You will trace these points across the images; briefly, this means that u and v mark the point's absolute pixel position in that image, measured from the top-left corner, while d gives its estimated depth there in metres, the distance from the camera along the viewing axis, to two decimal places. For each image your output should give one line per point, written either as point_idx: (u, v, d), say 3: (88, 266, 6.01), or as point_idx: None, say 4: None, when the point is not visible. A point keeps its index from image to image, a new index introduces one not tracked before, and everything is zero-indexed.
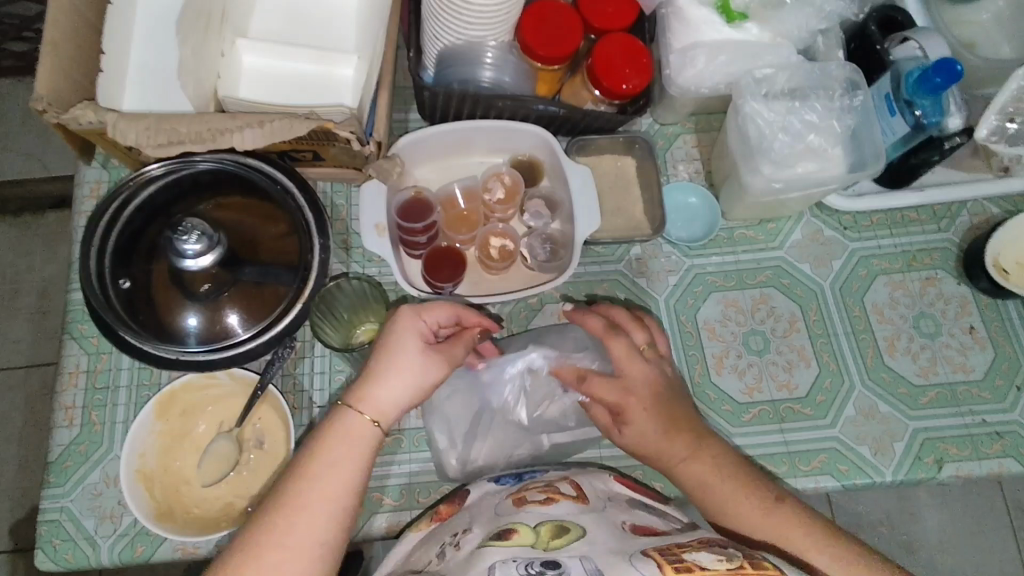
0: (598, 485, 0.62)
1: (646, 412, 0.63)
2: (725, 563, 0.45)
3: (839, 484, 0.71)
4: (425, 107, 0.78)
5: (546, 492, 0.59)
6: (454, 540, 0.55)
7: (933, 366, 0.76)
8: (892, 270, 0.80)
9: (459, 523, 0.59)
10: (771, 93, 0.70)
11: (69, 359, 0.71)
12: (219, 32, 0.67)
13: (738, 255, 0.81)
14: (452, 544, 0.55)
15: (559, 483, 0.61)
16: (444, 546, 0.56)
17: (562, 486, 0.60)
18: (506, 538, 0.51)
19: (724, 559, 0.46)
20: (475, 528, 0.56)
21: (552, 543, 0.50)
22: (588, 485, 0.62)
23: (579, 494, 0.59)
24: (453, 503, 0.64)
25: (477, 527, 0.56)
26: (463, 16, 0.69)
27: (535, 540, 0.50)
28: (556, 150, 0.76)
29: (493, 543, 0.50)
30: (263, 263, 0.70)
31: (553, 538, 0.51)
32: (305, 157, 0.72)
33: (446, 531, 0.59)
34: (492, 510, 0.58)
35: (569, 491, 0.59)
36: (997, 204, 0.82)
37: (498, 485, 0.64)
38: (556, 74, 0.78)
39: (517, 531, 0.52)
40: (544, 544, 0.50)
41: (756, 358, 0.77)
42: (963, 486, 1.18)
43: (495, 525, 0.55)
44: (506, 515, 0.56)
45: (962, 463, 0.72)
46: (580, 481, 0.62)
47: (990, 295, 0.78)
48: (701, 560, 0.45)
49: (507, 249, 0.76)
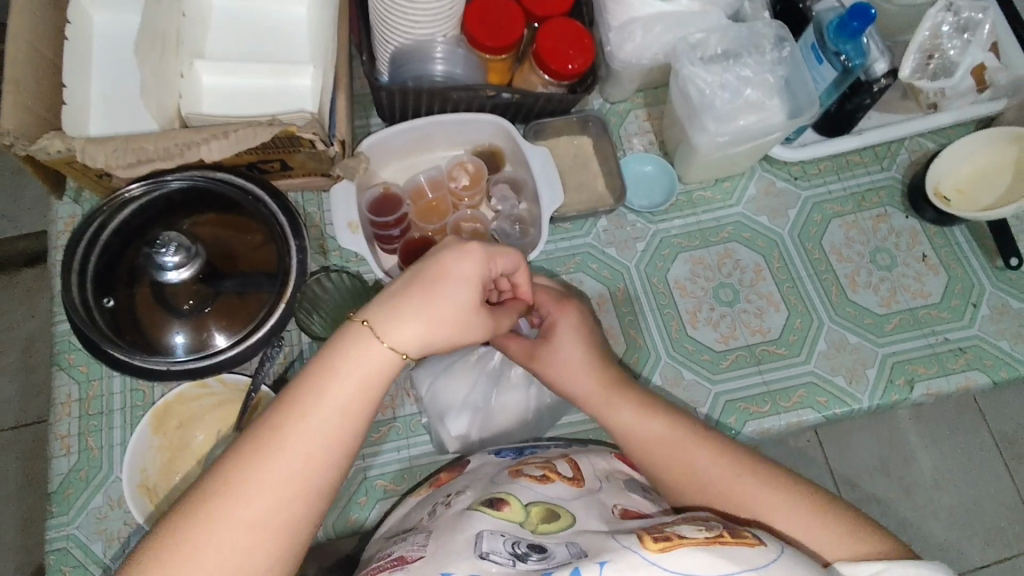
0: (597, 465, 0.62)
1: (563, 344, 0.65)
2: (703, 533, 0.47)
3: (819, 415, 0.75)
4: (384, 107, 0.81)
5: (544, 469, 0.59)
6: (447, 500, 0.58)
7: (894, 295, 0.81)
8: (844, 212, 0.85)
9: (454, 487, 0.61)
10: (706, 57, 0.75)
11: (61, 390, 0.72)
12: (176, 53, 0.69)
13: (699, 215, 0.85)
14: (444, 505, 0.57)
15: (558, 461, 0.62)
16: (436, 507, 0.58)
17: (560, 465, 0.61)
18: (497, 508, 0.53)
19: (705, 529, 0.48)
20: (467, 492, 0.58)
21: (540, 526, 0.51)
22: (587, 464, 0.62)
23: (575, 476, 0.59)
24: (453, 470, 0.67)
25: (470, 491, 0.58)
26: (410, 15, 0.73)
27: (524, 520, 0.52)
28: (514, 135, 0.79)
29: (484, 509, 0.52)
30: (244, 272, 0.72)
31: (542, 521, 0.52)
32: (273, 167, 0.74)
33: (441, 492, 0.62)
34: (488, 478, 0.60)
35: (566, 472, 0.60)
36: (931, 139, 0.88)
37: (498, 457, 0.65)
38: (504, 64, 0.82)
39: (509, 503, 0.53)
40: (533, 526, 0.52)
41: (728, 308, 0.80)
42: (947, 423, 1.23)
43: (487, 490, 0.57)
44: (501, 485, 0.57)
45: (931, 381, 0.76)
46: (579, 460, 0.62)
47: (938, 223, 0.83)
48: (681, 530, 0.48)
49: (479, 232, 0.80)
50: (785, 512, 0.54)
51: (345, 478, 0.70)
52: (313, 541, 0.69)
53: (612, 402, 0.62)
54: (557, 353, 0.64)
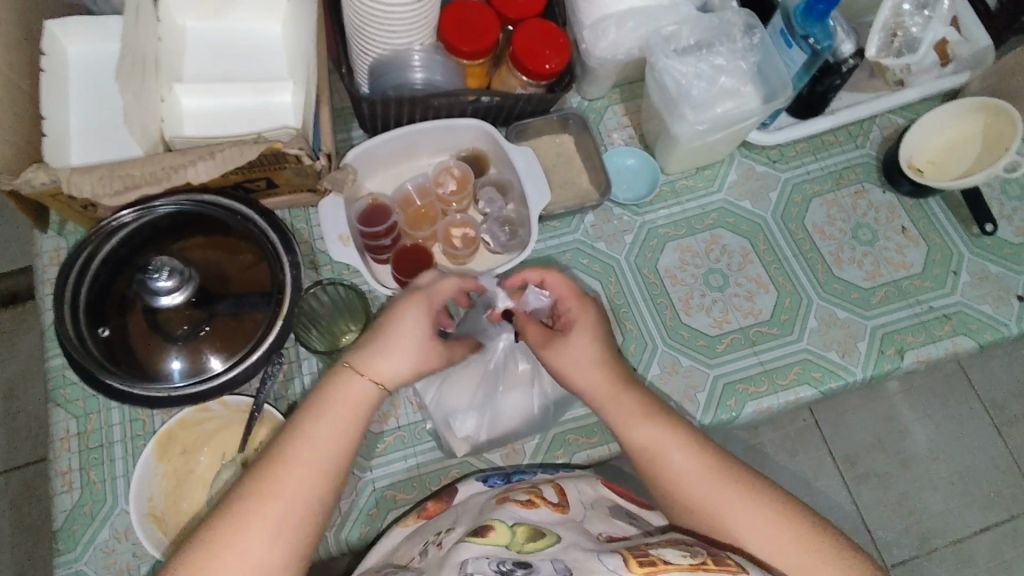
0: (583, 490, 0.64)
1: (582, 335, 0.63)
2: (688, 559, 0.49)
3: (816, 391, 0.76)
4: (366, 119, 0.82)
5: (529, 494, 0.61)
6: (437, 538, 0.58)
7: (878, 268, 0.83)
8: (824, 191, 0.87)
9: (443, 522, 0.61)
10: (680, 49, 0.77)
11: (58, 426, 0.71)
12: (155, 78, 0.70)
13: (684, 204, 0.87)
14: (435, 543, 0.57)
15: (543, 486, 0.63)
16: (428, 546, 0.58)
17: (546, 490, 0.62)
18: (483, 535, 0.53)
19: (688, 554, 0.50)
20: (457, 528, 0.58)
21: (527, 545, 0.52)
22: (573, 491, 0.63)
23: (561, 502, 0.60)
24: (441, 500, 0.67)
25: (459, 526, 0.58)
26: (386, 25, 0.73)
27: (510, 541, 0.52)
28: (496, 137, 0.80)
29: (470, 539, 0.52)
30: (237, 294, 0.71)
31: (528, 540, 0.53)
32: (259, 186, 0.74)
33: (430, 528, 0.62)
34: (476, 510, 0.61)
35: (552, 497, 0.61)
36: (901, 115, 0.90)
37: (487, 484, 0.66)
38: (482, 68, 0.83)
39: (494, 529, 0.54)
40: (518, 545, 0.51)
41: (719, 293, 0.82)
42: (936, 393, 1.26)
43: (476, 522, 0.57)
44: (488, 515, 0.58)
45: (920, 349, 0.78)
46: (564, 486, 0.64)
47: (913, 196, 0.86)
48: (665, 555, 0.49)
49: (469, 236, 0.81)
50: (772, 540, 0.55)
51: (354, 492, 0.70)
52: (326, 557, 0.69)
53: (612, 405, 0.62)
54: (567, 348, 0.62)
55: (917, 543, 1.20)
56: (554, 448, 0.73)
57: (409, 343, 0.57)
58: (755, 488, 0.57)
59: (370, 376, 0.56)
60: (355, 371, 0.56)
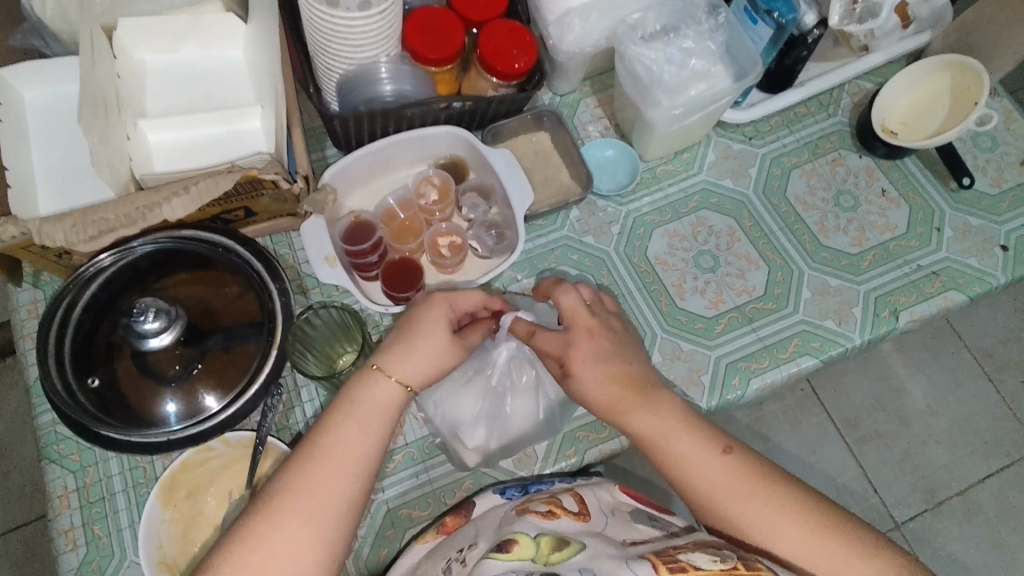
0: (600, 496, 0.63)
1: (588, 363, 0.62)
2: (718, 564, 0.49)
3: (817, 360, 0.77)
4: (339, 136, 0.80)
5: (549, 504, 0.60)
6: (460, 556, 0.58)
7: (863, 233, 0.84)
8: (802, 162, 0.88)
9: (463, 538, 0.61)
10: (647, 36, 0.77)
11: (55, 483, 0.69)
12: (118, 117, 0.68)
13: (666, 189, 0.87)
14: (459, 561, 0.57)
15: (562, 495, 0.63)
16: (451, 563, 0.58)
17: (565, 499, 0.61)
18: (507, 550, 0.53)
19: (718, 559, 0.49)
20: (480, 543, 0.58)
21: (552, 557, 0.52)
22: (592, 497, 0.63)
23: (581, 510, 0.60)
24: (459, 515, 0.66)
25: (482, 540, 0.58)
26: (349, 40, 0.72)
27: (535, 554, 0.52)
28: (472, 141, 0.79)
29: (494, 555, 0.52)
30: (227, 327, 0.69)
31: (553, 551, 0.52)
32: (237, 216, 0.73)
33: (450, 545, 0.61)
34: (496, 524, 0.61)
35: (572, 506, 0.61)
36: (868, 79, 0.91)
37: (504, 498, 0.66)
38: (452, 74, 0.82)
39: (518, 542, 0.54)
40: (544, 558, 0.52)
41: (711, 275, 0.82)
42: (929, 349, 1.28)
43: (498, 535, 0.57)
44: (508, 527, 0.58)
45: (913, 308, 0.79)
46: (584, 493, 0.63)
47: (889, 158, 0.87)
48: (695, 560, 0.49)
49: (457, 244, 0.79)
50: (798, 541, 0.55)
51: (368, 514, 0.69)
52: None
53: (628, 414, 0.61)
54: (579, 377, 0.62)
55: (925, 498, 1.22)
56: (565, 447, 0.72)
57: (431, 347, 0.59)
58: (789, 496, 0.57)
59: (395, 379, 0.58)
60: (381, 373, 0.58)
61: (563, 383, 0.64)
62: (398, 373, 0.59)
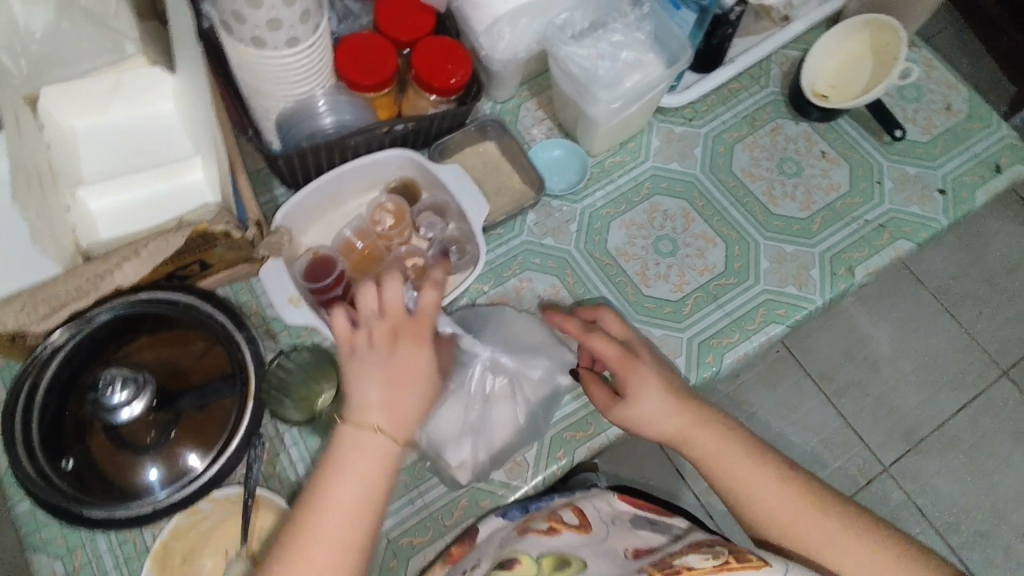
0: (599, 506, 0.70)
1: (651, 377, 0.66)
2: (711, 563, 0.56)
3: (785, 326, 0.79)
4: (285, 174, 0.80)
5: (550, 522, 0.67)
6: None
7: (810, 197, 0.87)
8: (742, 137, 0.91)
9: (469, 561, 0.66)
10: (576, 35, 0.79)
11: (43, 570, 0.67)
12: (54, 187, 0.66)
13: (617, 181, 0.90)
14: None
15: (562, 510, 0.69)
16: None
17: (565, 514, 0.68)
18: (510, 568, 0.61)
19: (710, 558, 0.57)
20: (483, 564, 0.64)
21: None
22: (591, 508, 0.70)
23: (580, 523, 0.67)
24: (464, 542, 0.68)
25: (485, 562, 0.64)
26: (282, 77, 0.72)
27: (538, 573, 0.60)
28: (419, 160, 0.79)
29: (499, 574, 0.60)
30: (199, 385, 0.68)
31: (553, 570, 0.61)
32: (193, 271, 0.71)
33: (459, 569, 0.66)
34: (499, 543, 0.66)
35: (571, 520, 0.68)
36: (793, 47, 0.95)
37: (507, 519, 0.69)
38: (390, 97, 0.82)
39: (520, 561, 0.61)
40: None
41: (672, 258, 0.84)
42: (885, 295, 1.35)
43: (500, 554, 0.64)
44: (510, 545, 0.64)
45: (867, 263, 0.82)
46: (583, 506, 0.70)
47: (824, 121, 0.90)
48: (690, 563, 0.56)
49: (420, 265, 0.79)
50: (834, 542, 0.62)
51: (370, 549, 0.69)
52: None
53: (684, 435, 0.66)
54: (642, 392, 0.66)
55: (907, 439, 1.29)
56: (555, 449, 0.73)
57: (406, 392, 0.60)
58: (821, 501, 0.64)
59: (377, 430, 0.58)
60: (363, 427, 0.58)
61: (624, 403, 0.67)
62: (381, 424, 0.59)
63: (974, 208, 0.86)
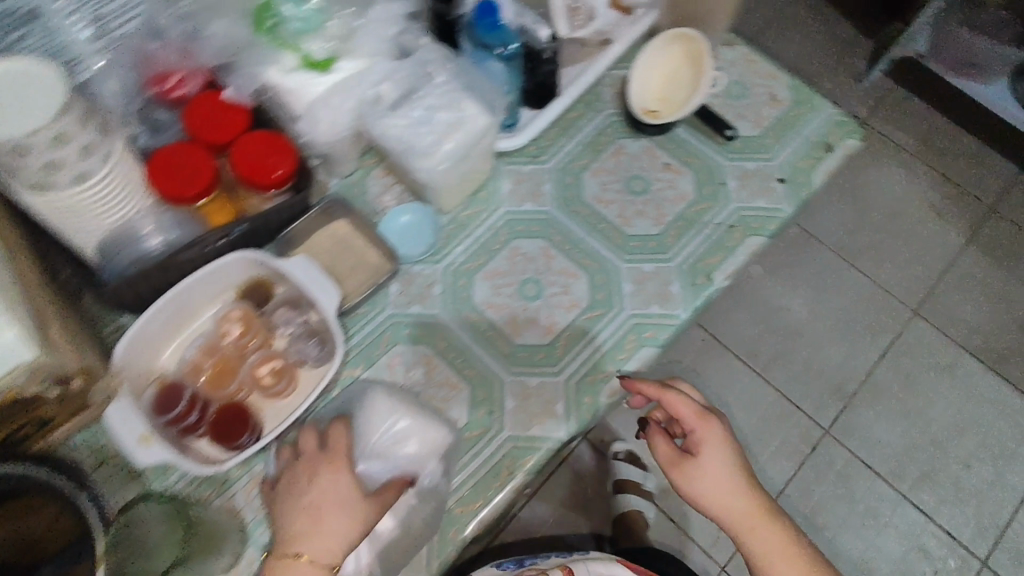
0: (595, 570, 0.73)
1: (720, 455, 0.70)
2: None
3: (656, 347, 0.79)
4: (120, 301, 0.75)
5: None
6: None
7: (661, 211, 0.88)
8: (587, 163, 0.92)
9: None
10: (391, 104, 0.78)
11: None
12: None
13: (475, 233, 0.89)
14: None
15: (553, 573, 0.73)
16: None
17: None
18: None
19: None
20: None
21: None
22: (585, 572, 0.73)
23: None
24: None
25: None
26: (84, 209, 0.68)
27: None
28: (260, 258, 0.76)
29: None
30: (54, 555, 0.65)
31: None
32: (29, 430, 0.66)
33: None
34: None
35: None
36: (620, 66, 0.97)
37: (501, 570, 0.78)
38: (218, 201, 0.78)
39: None
40: None
41: (537, 301, 0.84)
42: (786, 256, 1.47)
43: None
44: None
45: (724, 266, 0.83)
46: (575, 570, 0.73)
47: (661, 133, 0.92)
48: None
49: (279, 367, 0.77)
50: None
51: None
52: None
53: (751, 529, 0.69)
54: (704, 460, 0.70)
55: (839, 397, 1.38)
56: (447, 528, 0.72)
57: (332, 517, 0.62)
58: None
59: (306, 558, 0.60)
60: (291, 557, 0.60)
61: (686, 465, 0.70)
62: (307, 549, 0.61)
63: (815, 189, 0.88)
